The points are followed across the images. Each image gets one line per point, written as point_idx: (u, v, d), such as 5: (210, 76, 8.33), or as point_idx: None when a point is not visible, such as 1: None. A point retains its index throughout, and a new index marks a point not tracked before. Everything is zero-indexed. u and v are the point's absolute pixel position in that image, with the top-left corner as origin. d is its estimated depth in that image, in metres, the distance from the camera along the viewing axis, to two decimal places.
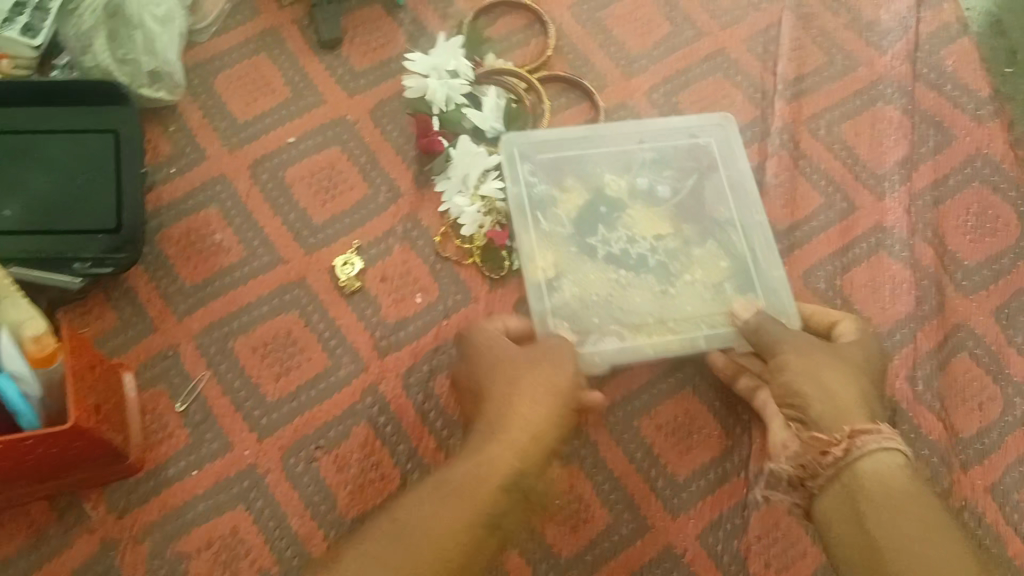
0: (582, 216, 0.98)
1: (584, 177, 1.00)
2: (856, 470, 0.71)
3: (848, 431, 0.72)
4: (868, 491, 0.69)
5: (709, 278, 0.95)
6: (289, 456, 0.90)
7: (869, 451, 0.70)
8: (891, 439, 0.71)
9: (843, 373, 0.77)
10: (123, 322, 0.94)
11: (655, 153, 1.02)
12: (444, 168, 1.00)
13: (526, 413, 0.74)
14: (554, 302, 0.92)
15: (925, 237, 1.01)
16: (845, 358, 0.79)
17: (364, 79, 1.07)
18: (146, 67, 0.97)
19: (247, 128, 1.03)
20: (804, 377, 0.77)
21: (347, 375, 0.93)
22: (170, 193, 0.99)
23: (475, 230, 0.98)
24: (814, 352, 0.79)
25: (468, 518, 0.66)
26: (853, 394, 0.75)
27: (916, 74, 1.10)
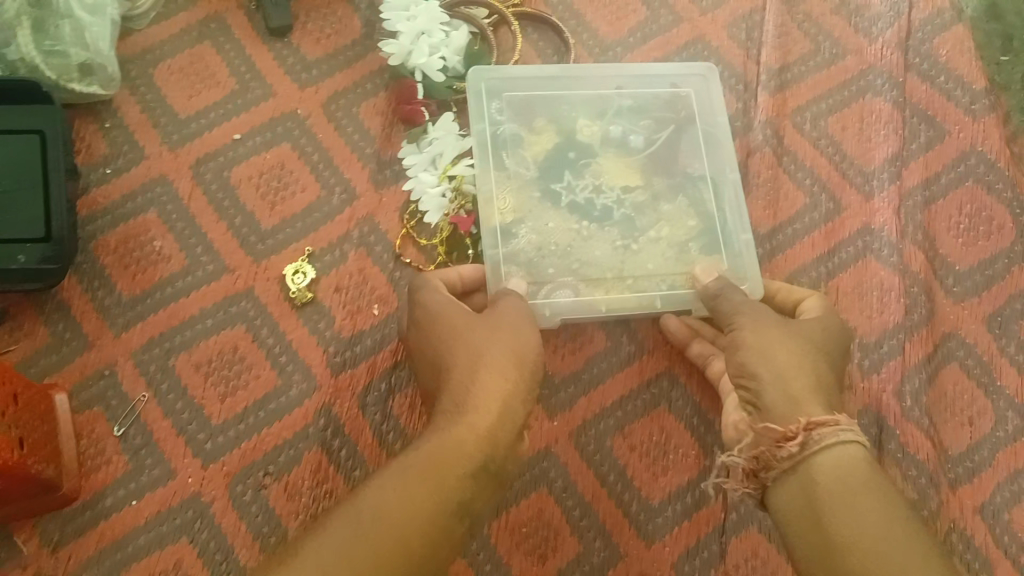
0: (549, 159, 0.94)
1: (555, 119, 0.96)
2: (811, 464, 0.66)
3: (804, 423, 0.67)
4: (824, 485, 0.64)
5: (675, 236, 0.92)
6: (235, 484, 0.83)
7: (825, 445, 0.66)
8: (849, 431, 0.67)
9: (798, 351, 0.73)
10: (56, 339, 0.87)
11: (632, 100, 0.98)
12: (419, 139, 0.96)
13: (495, 391, 0.69)
14: (510, 250, 0.89)
15: (915, 240, 0.96)
16: (803, 335, 0.75)
17: (317, 70, 0.99)
18: (76, 60, 0.90)
19: (190, 125, 0.95)
20: (759, 357, 0.73)
21: (299, 395, 0.86)
22: (106, 197, 0.92)
23: (439, 216, 0.93)
24: (771, 329, 0.75)
25: (435, 508, 0.61)
26: (807, 376, 0.71)
27: (907, 64, 1.03)
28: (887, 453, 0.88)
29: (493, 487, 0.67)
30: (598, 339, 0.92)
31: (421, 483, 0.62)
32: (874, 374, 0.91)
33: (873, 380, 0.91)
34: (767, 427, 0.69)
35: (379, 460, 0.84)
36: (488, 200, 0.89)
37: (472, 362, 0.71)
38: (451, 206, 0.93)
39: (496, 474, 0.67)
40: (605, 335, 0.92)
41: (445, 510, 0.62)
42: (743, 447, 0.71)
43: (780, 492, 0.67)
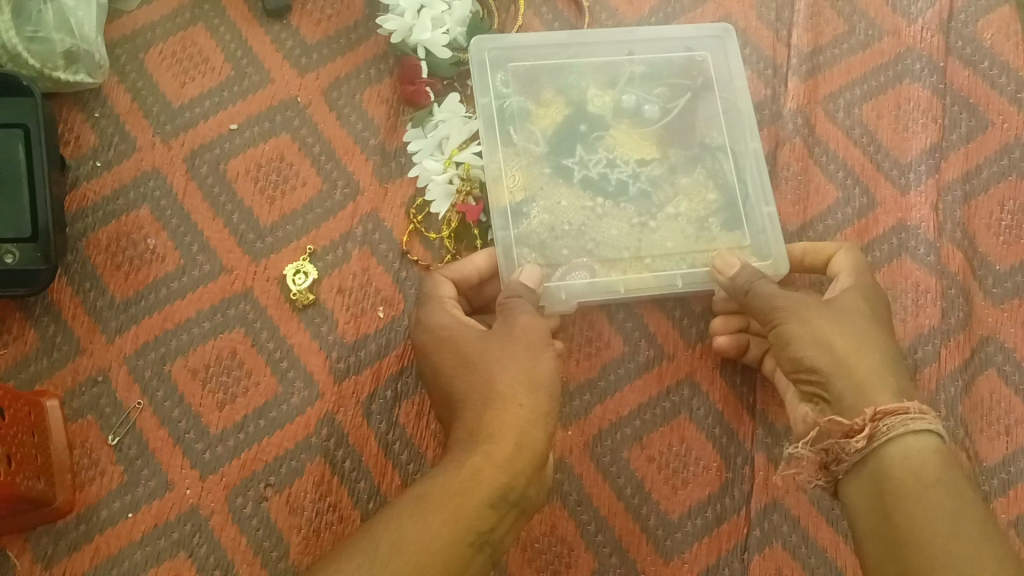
0: (560, 133, 0.88)
1: (564, 89, 0.89)
2: (882, 456, 0.64)
3: (871, 414, 0.65)
4: (893, 478, 0.63)
5: (694, 212, 0.86)
6: (235, 496, 0.79)
7: (894, 437, 0.64)
8: (922, 417, 0.64)
9: (855, 332, 0.70)
10: (46, 342, 0.82)
11: (645, 67, 0.91)
12: (424, 122, 0.89)
13: (514, 416, 0.64)
14: (520, 231, 0.83)
15: (953, 238, 0.90)
16: (850, 311, 0.71)
17: (317, 54, 0.93)
18: (60, 47, 0.85)
19: (183, 113, 0.90)
20: (818, 346, 0.69)
21: (301, 403, 0.82)
22: (96, 191, 0.87)
23: (446, 206, 0.88)
24: (820, 314, 0.71)
25: (447, 541, 0.58)
26: (870, 359, 0.68)
27: (948, 47, 0.97)
28: None
29: (513, 517, 0.63)
30: (615, 343, 0.87)
31: (433, 519, 0.59)
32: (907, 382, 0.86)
33: None
34: (833, 419, 0.67)
35: (385, 473, 0.80)
36: (496, 177, 0.83)
37: (488, 380, 0.66)
38: (458, 194, 0.87)
39: (517, 504, 0.63)
40: (623, 340, 0.88)
41: (457, 549, 0.59)
42: (809, 440, 0.69)
43: (854, 484, 0.66)
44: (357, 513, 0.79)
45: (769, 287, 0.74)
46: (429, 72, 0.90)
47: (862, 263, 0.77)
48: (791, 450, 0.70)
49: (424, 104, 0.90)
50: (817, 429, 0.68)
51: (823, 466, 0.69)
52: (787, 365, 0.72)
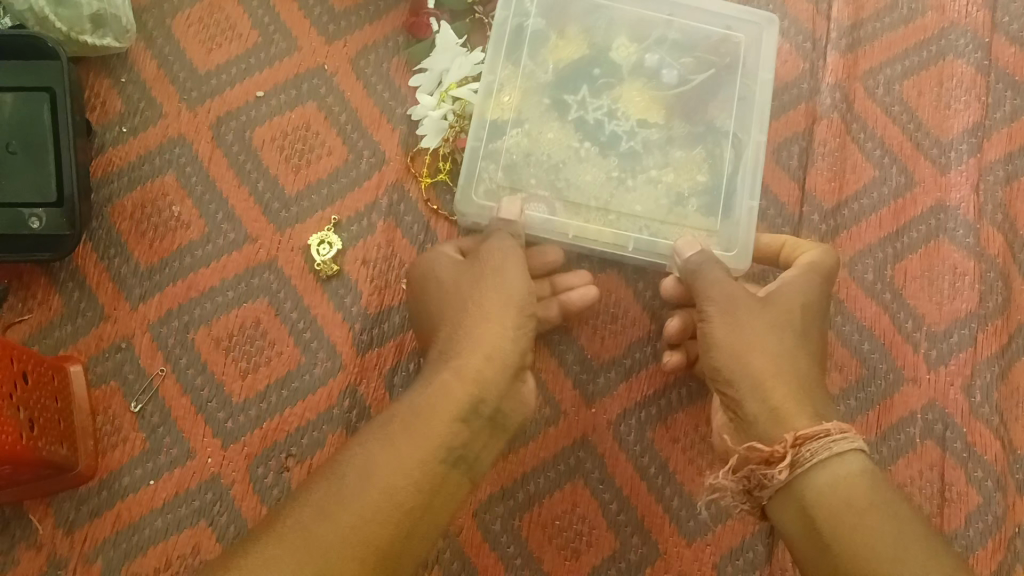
0: (570, 69, 0.86)
1: (590, 30, 0.87)
2: (808, 482, 0.62)
3: (791, 439, 0.63)
4: (823, 507, 0.60)
5: (677, 184, 0.84)
6: (256, 465, 0.79)
7: (820, 461, 0.62)
8: (846, 438, 0.62)
9: (776, 348, 0.68)
10: (71, 308, 0.82)
11: (680, 34, 0.88)
12: (425, 55, 0.89)
13: (481, 334, 0.68)
14: (495, 146, 0.83)
15: (993, 220, 0.87)
16: (784, 320, 0.70)
17: (345, 22, 0.92)
18: (87, 12, 0.83)
19: (210, 80, 0.89)
20: (732, 359, 0.68)
21: (323, 374, 0.81)
22: (123, 157, 0.87)
23: (438, 140, 0.87)
24: (750, 321, 0.69)
25: (421, 455, 0.61)
26: (790, 382, 0.67)
27: (994, 23, 0.94)
28: (951, 451, 0.81)
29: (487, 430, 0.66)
30: (642, 321, 0.86)
31: (407, 436, 0.62)
32: (940, 367, 0.83)
33: (940, 372, 0.83)
34: (751, 445, 0.65)
35: None
36: (489, 90, 0.83)
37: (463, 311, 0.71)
38: (451, 129, 0.88)
39: (489, 418, 0.66)
40: (649, 318, 0.86)
41: (432, 462, 0.61)
42: (729, 468, 0.67)
43: (779, 508, 0.64)
44: None
45: (717, 272, 0.73)
46: (435, 4, 0.89)
47: (830, 266, 0.76)
48: (713, 480, 0.68)
49: (425, 36, 0.90)
50: (736, 458, 0.67)
51: (745, 492, 0.67)
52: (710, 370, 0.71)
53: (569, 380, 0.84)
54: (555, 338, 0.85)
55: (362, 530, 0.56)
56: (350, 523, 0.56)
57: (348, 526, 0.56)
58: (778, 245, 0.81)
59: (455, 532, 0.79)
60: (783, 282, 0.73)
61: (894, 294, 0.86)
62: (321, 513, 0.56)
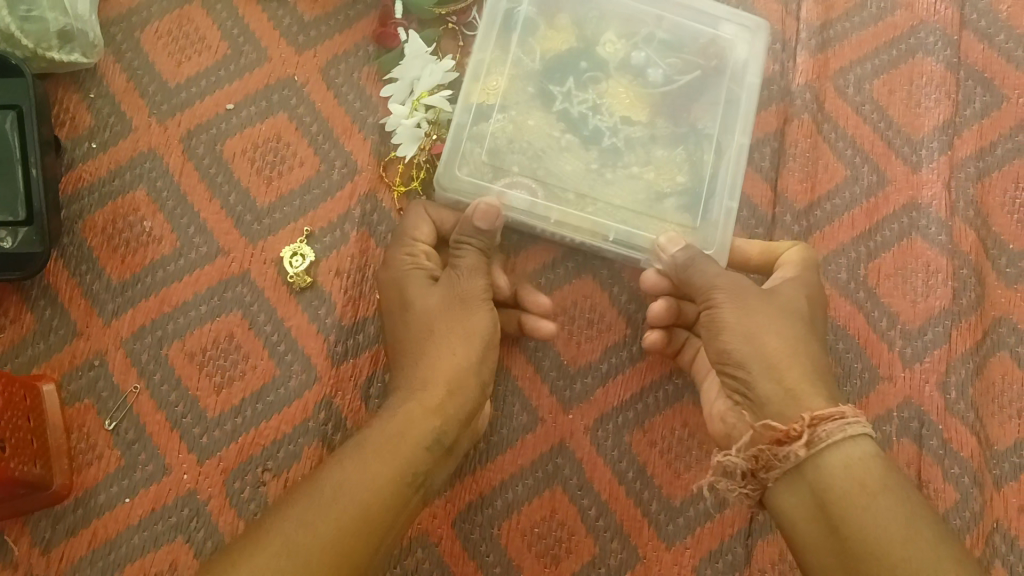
0: (558, 61, 0.87)
1: (581, 24, 0.88)
2: (820, 463, 0.61)
3: (809, 419, 0.62)
4: (836, 489, 0.60)
5: (656, 182, 0.84)
6: (232, 480, 0.78)
7: (833, 443, 0.61)
8: (858, 422, 0.62)
9: (789, 332, 0.68)
10: (43, 326, 0.82)
11: (670, 34, 0.89)
12: (395, 65, 0.89)
13: (447, 363, 0.71)
14: (478, 130, 0.83)
15: (965, 217, 0.88)
16: (791, 308, 0.70)
17: (315, 32, 0.91)
18: (54, 27, 0.83)
19: (180, 93, 0.89)
20: (744, 340, 0.68)
21: (298, 386, 0.81)
22: (93, 173, 0.86)
23: (414, 148, 0.87)
24: (758, 308, 0.69)
25: (391, 475, 0.63)
26: (798, 367, 0.67)
27: (963, 20, 0.94)
28: (927, 449, 0.81)
29: (443, 458, 0.69)
30: (618, 326, 0.86)
31: (378, 458, 0.64)
32: (916, 364, 0.84)
33: (914, 369, 0.84)
34: (767, 424, 0.64)
35: None
36: (475, 74, 0.83)
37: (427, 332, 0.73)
38: (427, 137, 0.87)
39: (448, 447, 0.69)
40: (625, 322, 0.86)
41: (400, 483, 0.64)
42: (738, 447, 0.66)
43: (784, 490, 0.63)
44: None
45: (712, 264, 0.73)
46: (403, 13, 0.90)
47: (813, 260, 0.77)
48: (721, 457, 0.67)
49: (394, 46, 0.89)
50: (750, 434, 0.66)
51: (751, 473, 0.66)
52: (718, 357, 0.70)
53: (546, 386, 0.84)
54: (531, 344, 0.85)
55: (338, 544, 0.58)
56: (329, 536, 0.58)
57: (326, 538, 0.58)
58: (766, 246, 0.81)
59: (434, 542, 0.79)
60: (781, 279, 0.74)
61: (868, 293, 0.86)
62: (299, 531, 0.57)
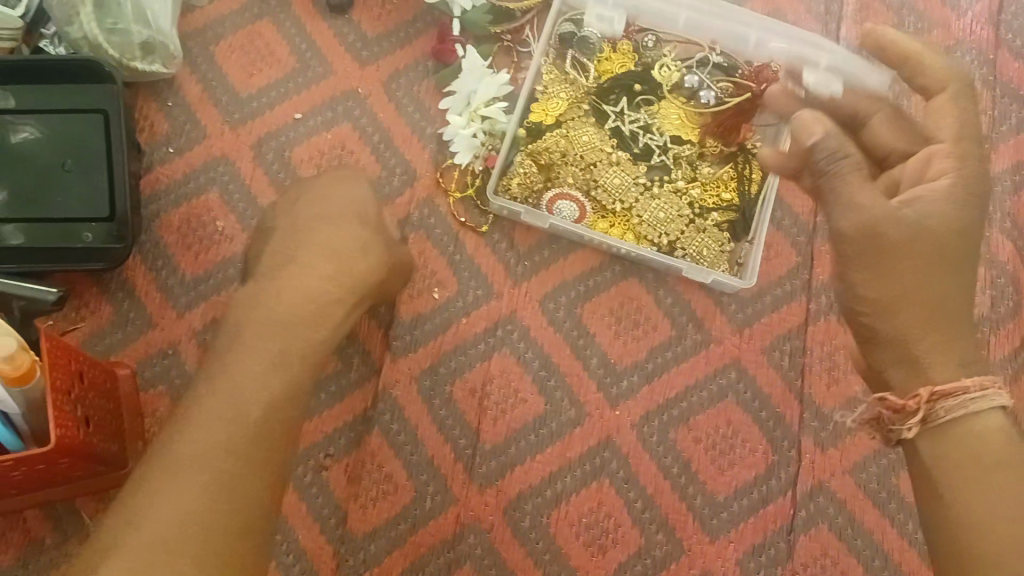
0: (614, 82, 0.92)
1: (638, 47, 0.92)
2: (940, 439, 0.52)
3: (929, 395, 0.52)
4: (953, 466, 0.51)
5: (700, 200, 0.89)
6: (297, 465, 0.83)
7: (959, 417, 0.51)
8: (986, 396, 0.51)
9: (937, 296, 0.52)
10: (121, 317, 0.87)
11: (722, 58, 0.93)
12: (452, 78, 0.93)
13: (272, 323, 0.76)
14: (533, 145, 0.89)
15: (1002, 228, 0.91)
16: (938, 252, 0.53)
17: (378, 47, 0.96)
18: (138, 39, 0.89)
19: (251, 103, 0.95)
20: (883, 307, 0.53)
21: (359, 378, 0.86)
22: (168, 176, 0.92)
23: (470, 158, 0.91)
24: (903, 258, 0.52)
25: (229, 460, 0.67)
26: (931, 328, 0.52)
27: (998, 40, 0.98)
28: None
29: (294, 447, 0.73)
30: (663, 326, 0.88)
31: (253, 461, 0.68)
32: None
33: None
34: (883, 397, 0.54)
35: (438, 446, 0.84)
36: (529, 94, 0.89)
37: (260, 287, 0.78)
38: (482, 148, 0.92)
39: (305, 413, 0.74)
40: (670, 323, 0.89)
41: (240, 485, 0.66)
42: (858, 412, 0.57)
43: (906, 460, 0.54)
44: (411, 484, 0.83)
45: (872, 198, 0.53)
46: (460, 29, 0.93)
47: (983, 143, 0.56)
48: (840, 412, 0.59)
49: (451, 61, 0.94)
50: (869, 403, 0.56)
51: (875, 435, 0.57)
52: (847, 304, 0.56)
53: (594, 383, 0.87)
54: (579, 341, 0.88)
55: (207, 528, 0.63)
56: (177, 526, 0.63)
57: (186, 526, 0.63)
58: (902, 56, 0.59)
59: (485, 529, 0.82)
60: (933, 187, 0.53)
61: None
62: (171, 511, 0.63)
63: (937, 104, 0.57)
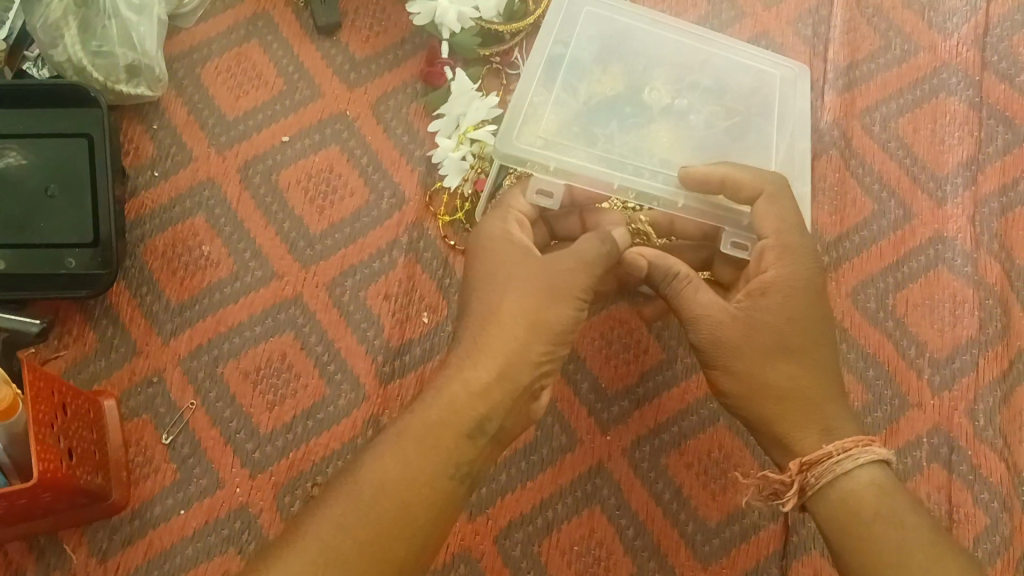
0: (604, 104, 0.83)
1: (629, 70, 0.86)
2: (823, 498, 0.64)
3: (796, 467, 0.64)
4: (837, 519, 0.63)
5: None
6: (283, 494, 0.82)
7: (828, 481, 0.63)
8: (849, 456, 0.63)
9: (785, 375, 0.66)
10: (105, 344, 0.86)
11: (713, 81, 0.86)
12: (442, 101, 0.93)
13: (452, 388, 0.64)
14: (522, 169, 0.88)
15: (990, 250, 0.91)
16: (778, 342, 0.66)
17: (366, 70, 0.96)
18: (123, 61, 0.89)
19: (238, 126, 0.94)
20: (746, 392, 0.67)
21: (347, 405, 0.85)
22: (154, 200, 0.91)
23: (459, 180, 0.91)
24: (742, 355, 0.66)
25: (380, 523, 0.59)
26: (792, 406, 0.66)
27: (984, 62, 0.98)
28: (957, 474, 0.83)
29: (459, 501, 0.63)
30: (653, 349, 0.89)
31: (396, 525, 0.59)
32: (944, 392, 0.86)
33: (943, 398, 0.86)
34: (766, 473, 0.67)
35: None
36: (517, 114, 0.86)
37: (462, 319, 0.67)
38: (471, 170, 0.91)
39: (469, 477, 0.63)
40: (661, 346, 0.89)
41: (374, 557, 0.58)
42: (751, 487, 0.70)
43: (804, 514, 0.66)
44: None
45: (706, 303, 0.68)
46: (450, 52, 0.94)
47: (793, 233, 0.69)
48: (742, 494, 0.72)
49: (441, 84, 0.94)
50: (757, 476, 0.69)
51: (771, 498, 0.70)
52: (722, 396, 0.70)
53: (585, 408, 0.86)
54: (569, 366, 0.87)
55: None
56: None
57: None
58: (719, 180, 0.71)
59: (476, 558, 0.81)
60: (763, 279, 0.68)
61: (897, 323, 0.89)
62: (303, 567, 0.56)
63: (761, 209, 0.70)
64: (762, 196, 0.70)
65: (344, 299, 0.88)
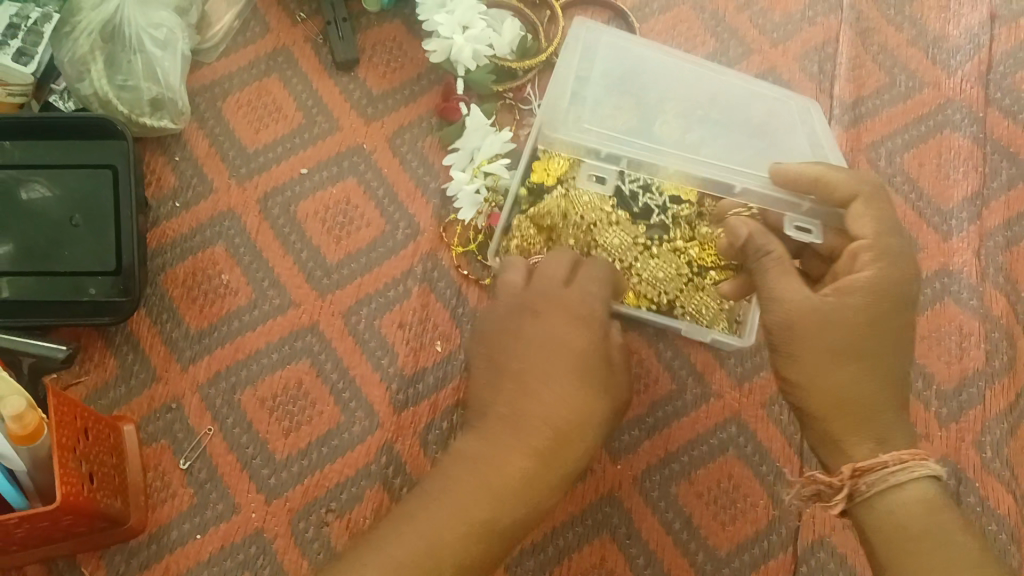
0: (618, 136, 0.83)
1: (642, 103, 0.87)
2: (871, 506, 0.62)
3: (849, 471, 0.62)
4: (883, 528, 0.61)
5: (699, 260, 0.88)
6: (298, 520, 0.83)
7: (879, 490, 0.61)
8: (905, 469, 0.61)
9: (851, 378, 0.62)
10: (125, 370, 0.88)
11: (724, 116, 0.88)
12: (455, 138, 0.95)
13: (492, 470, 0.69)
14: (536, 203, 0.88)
15: (996, 283, 0.92)
16: (852, 343, 0.63)
17: (383, 104, 0.99)
18: (146, 95, 0.91)
19: (258, 158, 0.96)
20: (807, 385, 0.63)
21: (361, 432, 0.86)
22: (175, 230, 0.93)
23: (473, 214, 0.92)
24: (812, 345, 0.63)
25: None
26: (852, 408, 0.62)
27: (987, 98, 1.00)
28: (965, 505, 0.84)
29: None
30: (663, 380, 0.90)
31: None
32: (951, 424, 0.87)
33: (950, 430, 0.87)
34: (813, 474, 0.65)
35: None
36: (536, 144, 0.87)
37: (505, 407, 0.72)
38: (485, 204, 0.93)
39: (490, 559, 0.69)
40: (671, 377, 0.90)
41: None
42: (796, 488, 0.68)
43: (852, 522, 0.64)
44: None
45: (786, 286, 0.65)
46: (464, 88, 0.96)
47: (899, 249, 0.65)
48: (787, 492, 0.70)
49: (455, 119, 0.96)
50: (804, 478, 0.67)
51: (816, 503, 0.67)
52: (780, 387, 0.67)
53: None
54: None
55: None
56: None
57: None
58: (813, 178, 0.70)
59: None
60: (857, 277, 0.64)
61: None
62: None
63: (855, 210, 0.67)
64: (860, 198, 0.68)
65: (359, 327, 0.90)
